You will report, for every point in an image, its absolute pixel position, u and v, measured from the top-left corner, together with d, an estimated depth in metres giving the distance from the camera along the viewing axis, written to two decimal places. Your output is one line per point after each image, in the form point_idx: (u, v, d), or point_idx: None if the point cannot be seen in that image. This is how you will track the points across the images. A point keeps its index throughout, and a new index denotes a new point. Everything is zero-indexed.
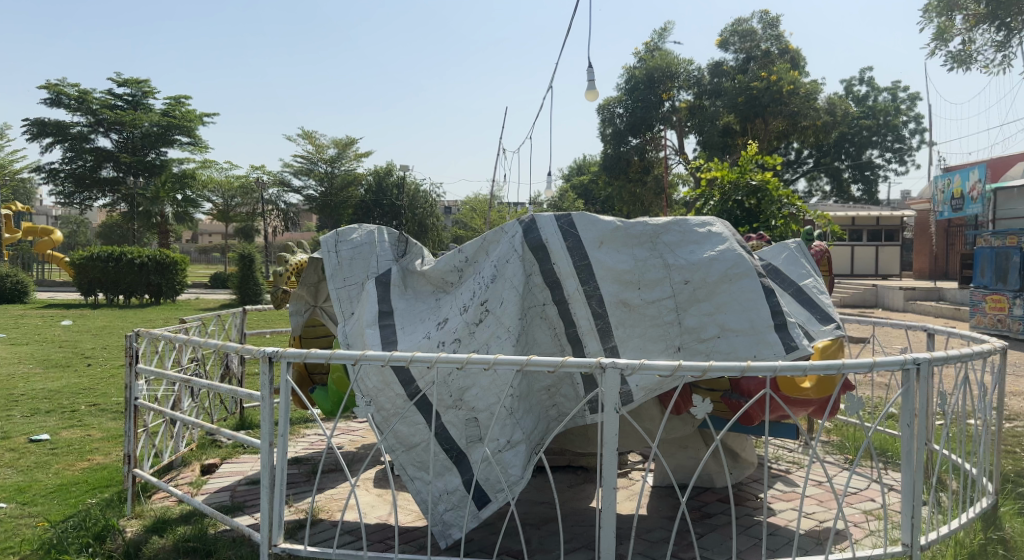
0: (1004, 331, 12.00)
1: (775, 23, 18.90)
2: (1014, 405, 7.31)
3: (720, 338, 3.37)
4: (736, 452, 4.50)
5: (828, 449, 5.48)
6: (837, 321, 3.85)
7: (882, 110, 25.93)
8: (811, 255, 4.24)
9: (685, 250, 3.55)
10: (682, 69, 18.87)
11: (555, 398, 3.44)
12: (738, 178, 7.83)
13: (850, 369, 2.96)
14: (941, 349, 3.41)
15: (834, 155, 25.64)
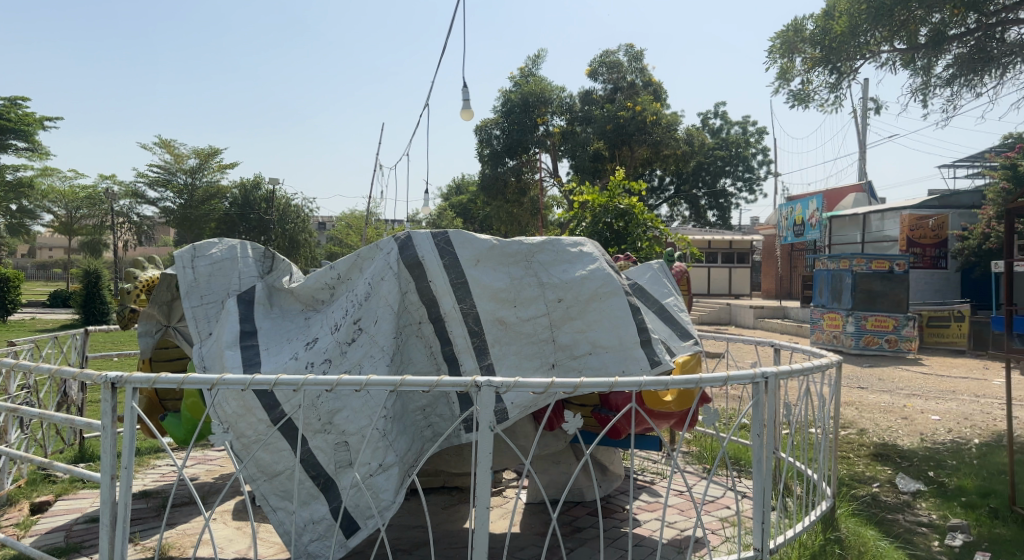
0: (839, 346, 13.20)
1: (640, 56, 19.98)
2: (847, 414, 8.04)
3: (592, 354, 3.47)
4: (605, 465, 4.65)
5: (687, 459, 5.77)
6: (695, 337, 4.07)
7: (735, 142, 27.92)
8: (672, 276, 4.48)
9: (559, 268, 3.63)
10: (554, 95, 19.48)
11: (430, 417, 3.40)
12: (608, 202, 8.12)
13: (707, 383, 3.11)
14: (786, 363, 3.68)
15: (692, 183, 27.39)
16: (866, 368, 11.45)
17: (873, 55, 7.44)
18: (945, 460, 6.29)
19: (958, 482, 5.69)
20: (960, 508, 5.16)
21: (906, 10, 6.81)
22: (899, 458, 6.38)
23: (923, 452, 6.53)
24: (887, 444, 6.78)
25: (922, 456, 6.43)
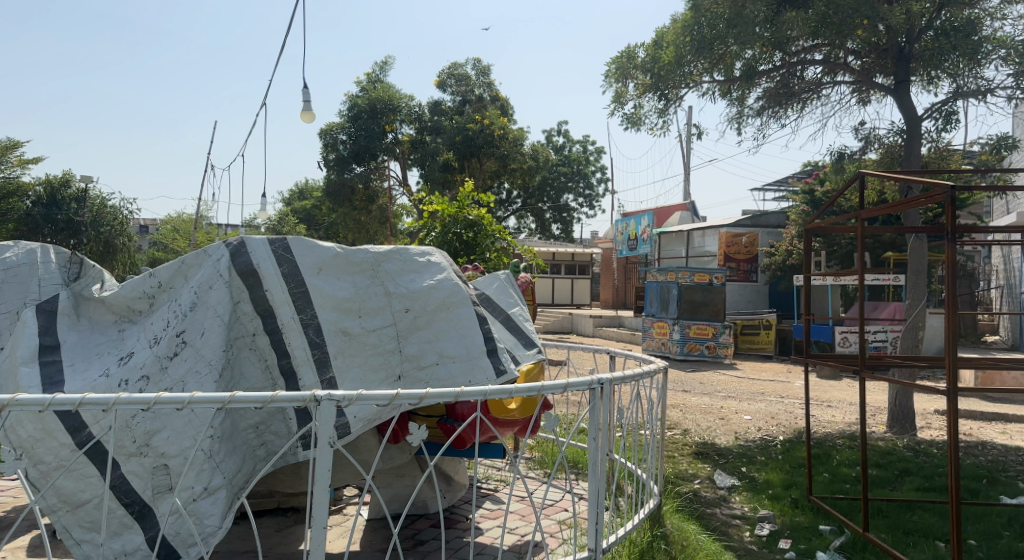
0: (666, 352, 14.13)
1: (487, 71, 20.37)
2: (675, 415, 8.64)
3: (439, 365, 3.44)
4: (449, 476, 4.64)
5: (530, 465, 5.91)
6: (539, 346, 4.18)
7: (576, 159, 29.20)
8: (518, 286, 4.58)
9: (406, 278, 3.60)
10: (403, 103, 19.33)
11: (264, 435, 3.22)
12: (457, 212, 8.14)
13: (549, 390, 3.19)
14: (620, 370, 3.88)
15: (538, 197, 28.26)
16: (691, 372, 12.37)
17: (696, 84, 8.09)
18: (755, 456, 6.93)
19: (766, 475, 6.29)
20: (768, 500, 5.71)
21: (724, 44, 7.48)
22: (717, 456, 6.96)
23: (738, 449, 7.17)
24: (707, 443, 7.36)
25: (736, 453, 7.05)
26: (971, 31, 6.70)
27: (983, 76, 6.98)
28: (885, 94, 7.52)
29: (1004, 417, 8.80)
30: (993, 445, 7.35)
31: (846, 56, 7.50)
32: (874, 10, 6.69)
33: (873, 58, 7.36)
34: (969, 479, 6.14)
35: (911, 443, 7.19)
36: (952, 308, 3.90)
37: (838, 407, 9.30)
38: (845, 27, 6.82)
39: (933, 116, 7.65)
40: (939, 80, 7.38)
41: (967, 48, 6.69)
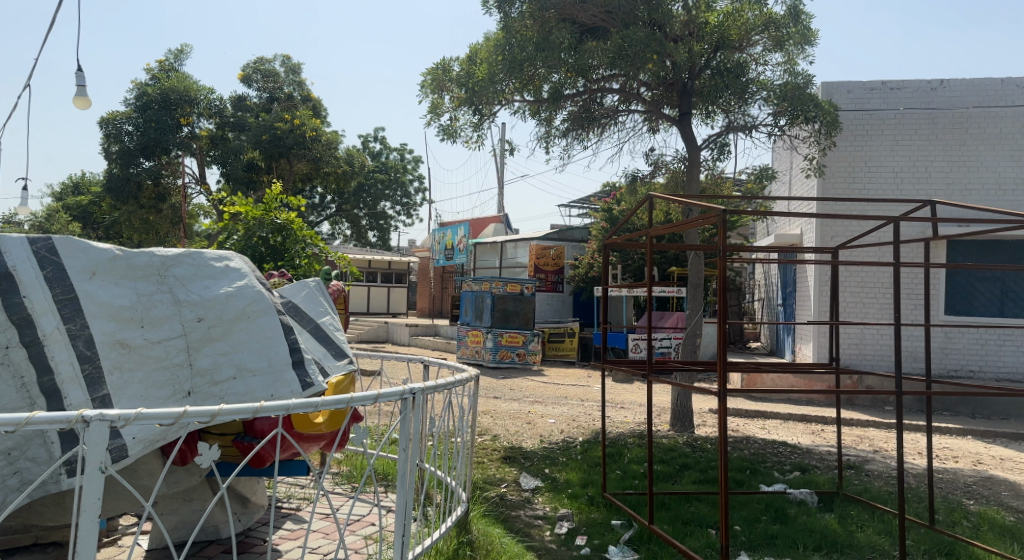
0: (479, 360, 14.44)
1: (297, 69, 19.61)
2: (485, 422, 8.85)
3: (236, 379, 3.22)
4: (246, 497, 4.37)
5: (336, 480, 5.73)
6: (349, 357, 4.08)
7: (393, 167, 28.93)
8: (329, 294, 4.43)
9: (199, 284, 3.38)
10: (201, 96, 17.90)
11: (18, 462, 2.82)
12: (263, 215, 7.71)
13: (358, 402, 3.11)
14: (432, 379, 3.90)
15: (353, 203, 27.64)
16: (502, 379, 12.75)
17: (507, 102, 8.37)
18: (558, 457, 7.29)
19: (566, 476, 6.64)
20: (567, 499, 6.03)
21: (533, 66, 7.84)
22: (522, 459, 7.22)
23: (542, 451, 7.49)
24: (514, 447, 7.63)
25: (540, 455, 7.36)
26: (739, 73, 7.67)
27: (749, 113, 7.97)
28: (671, 124, 8.27)
29: (764, 414, 10.07)
30: (755, 439, 8.38)
31: (639, 87, 8.19)
32: (662, 46, 7.42)
33: (661, 91, 8.11)
34: (736, 470, 6.94)
35: (690, 440, 7.98)
36: (722, 317, 4.35)
37: (631, 408, 10.07)
38: (637, 60, 7.47)
39: (710, 147, 8.59)
40: (715, 115, 8.29)
41: (737, 87, 7.66)
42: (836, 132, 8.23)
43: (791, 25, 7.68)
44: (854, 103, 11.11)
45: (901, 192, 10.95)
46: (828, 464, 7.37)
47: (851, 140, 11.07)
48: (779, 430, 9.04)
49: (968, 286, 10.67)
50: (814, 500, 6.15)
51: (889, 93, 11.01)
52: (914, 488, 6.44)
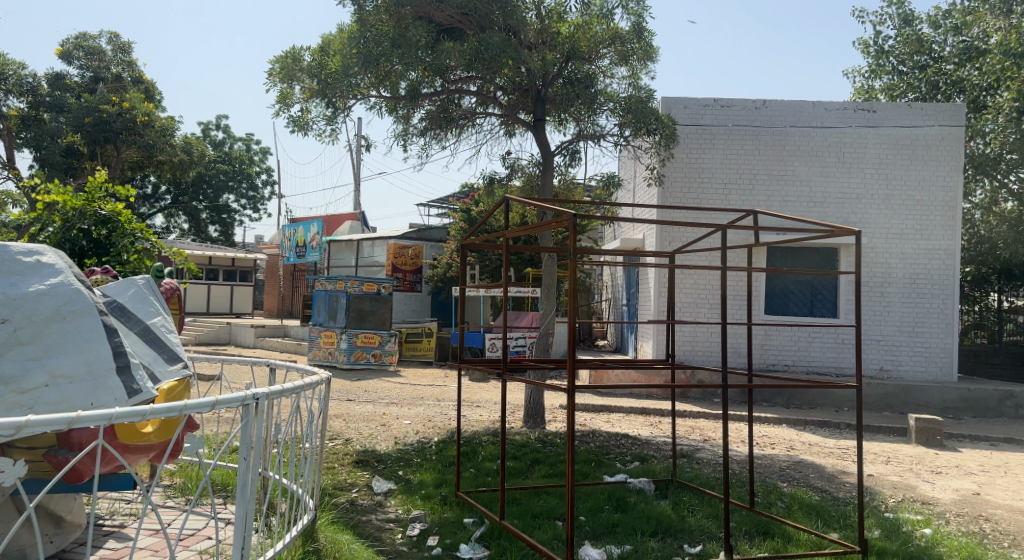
0: (333, 361, 13.96)
1: (127, 48, 18.03)
2: (335, 425, 8.60)
3: (48, 386, 2.88)
4: (60, 516, 3.96)
5: (168, 493, 5.33)
6: (184, 360, 3.79)
7: (238, 157, 27.27)
8: (161, 294, 4.13)
9: (4, 281, 3.08)
10: (11, 71, 16.05)
11: None
12: (85, 206, 7.02)
13: (193, 409, 2.90)
14: (278, 383, 3.73)
15: (192, 195, 26.03)
16: (355, 381, 12.45)
17: (362, 96, 8.18)
18: (411, 459, 7.24)
19: (419, 477, 6.62)
20: (419, 500, 6.00)
21: (388, 62, 7.71)
22: (375, 462, 7.10)
23: (396, 453, 7.40)
24: (366, 451, 7.47)
25: (394, 457, 7.28)
26: (588, 83, 8.00)
27: (598, 123, 8.35)
28: (526, 129, 8.46)
29: (609, 408, 10.59)
30: (601, 433, 8.79)
31: (495, 91, 8.31)
32: (517, 52, 7.61)
33: (517, 96, 8.30)
34: (582, 463, 7.24)
35: (541, 435, 8.22)
36: (573, 318, 4.46)
37: (485, 407, 10.22)
38: (493, 64, 7.62)
39: (562, 153, 8.90)
40: (567, 123, 8.58)
41: (587, 97, 7.98)
42: (674, 144, 8.85)
43: (635, 41, 8.14)
44: (690, 118, 11.94)
45: (730, 202, 11.94)
46: (665, 454, 7.89)
47: (687, 152, 11.90)
48: (623, 423, 9.56)
49: (785, 289, 11.84)
50: (652, 488, 6.56)
51: (719, 110, 11.94)
52: (737, 473, 7.06)
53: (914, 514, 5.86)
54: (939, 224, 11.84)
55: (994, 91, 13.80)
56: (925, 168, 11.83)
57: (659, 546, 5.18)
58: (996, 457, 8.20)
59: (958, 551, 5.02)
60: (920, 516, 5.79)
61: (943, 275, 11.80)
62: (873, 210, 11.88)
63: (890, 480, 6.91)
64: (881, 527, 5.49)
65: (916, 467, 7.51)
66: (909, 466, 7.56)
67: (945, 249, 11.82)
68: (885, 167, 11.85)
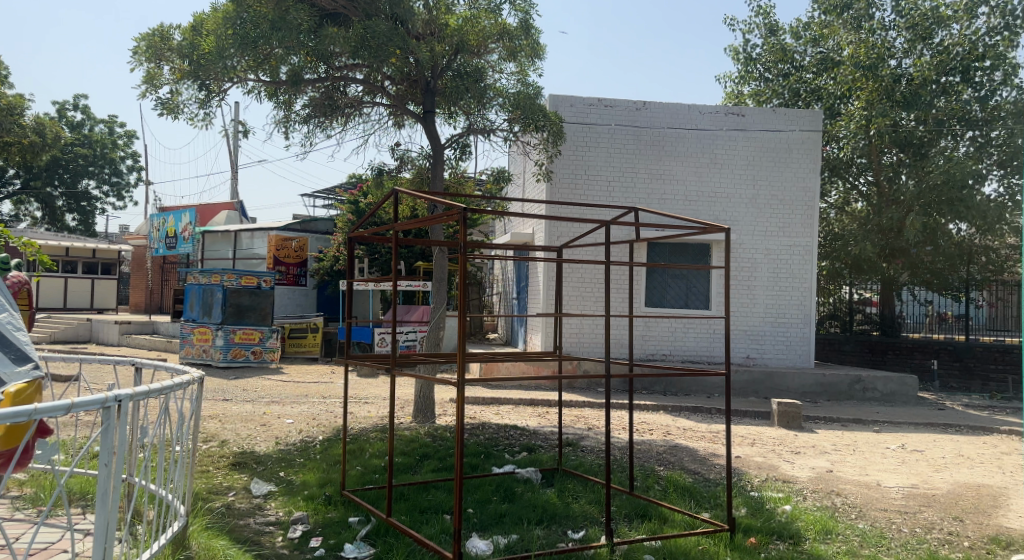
0: (207, 359, 13.24)
1: None
2: (211, 426, 8.18)
3: None
4: None
5: (17, 505, 4.88)
6: (34, 361, 3.48)
7: (99, 140, 25.13)
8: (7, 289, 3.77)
9: None
10: None
11: None
12: None
13: (41, 415, 2.66)
14: (145, 383, 3.50)
15: (46, 180, 24.22)
16: (233, 380, 11.90)
17: (240, 80, 7.81)
18: (293, 459, 7.01)
19: (302, 477, 6.42)
20: (302, 500, 5.81)
21: (268, 45, 7.39)
22: (255, 463, 6.82)
23: (277, 454, 7.14)
24: (245, 452, 7.16)
25: (275, 458, 7.02)
26: (478, 78, 8.07)
27: (487, 117, 8.35)
28: (415, 121, 8.36)
29: (498, 400, 10.69)
30: (489, 425, 8.86)
31: (383, 80, 8.17)
32: (404, 42, 7.51)
33: (405, 87, 8.20)
34: (470, 456, 7.27)
35: (430, 430, 8.18)
36: (462, 309, 4.42)
37: (374, 402, 10.05)
38: (380, 53, 7.46)
39: (452, 146, 8.87)
40: (456, 116, 8.57)
41: (476, 91, 8.03)
42: (561, 142, 9.03)
43: (523, 38, 8.22)
44: (576, 116, 12.23)
45: (614, 198, 12.35)
46: (551, 443, 8.07)
47: (573, 149, 12.19)
48: (511, 415, 9.69)
49: (663, 282, 12.40)
50: (539, 477, 6.68)
51: (604, 109, 12.30)
52: (619, 460, 7.33)
53: (776, 492, 6.31)
54: (799, 222, 12.75)
55: (847, 100, 15.03)
56: (787, 169, 12.71)
57: (544, 534, 5.30)
58: (846, 437, 8.97)
59: (813, 524, 5.45)
60: (781, 494, 6.24)
61: (802, 269, 12.72)
62: (742, 207, 12.64)
63: (755, 461, 7.41)
64: (747, 505, 5.87)
65: (778, 448, 8.09)
66: (772, 447, 8.14)
67: (805, 245, 12.75)
68: (754, 168, 12.64)
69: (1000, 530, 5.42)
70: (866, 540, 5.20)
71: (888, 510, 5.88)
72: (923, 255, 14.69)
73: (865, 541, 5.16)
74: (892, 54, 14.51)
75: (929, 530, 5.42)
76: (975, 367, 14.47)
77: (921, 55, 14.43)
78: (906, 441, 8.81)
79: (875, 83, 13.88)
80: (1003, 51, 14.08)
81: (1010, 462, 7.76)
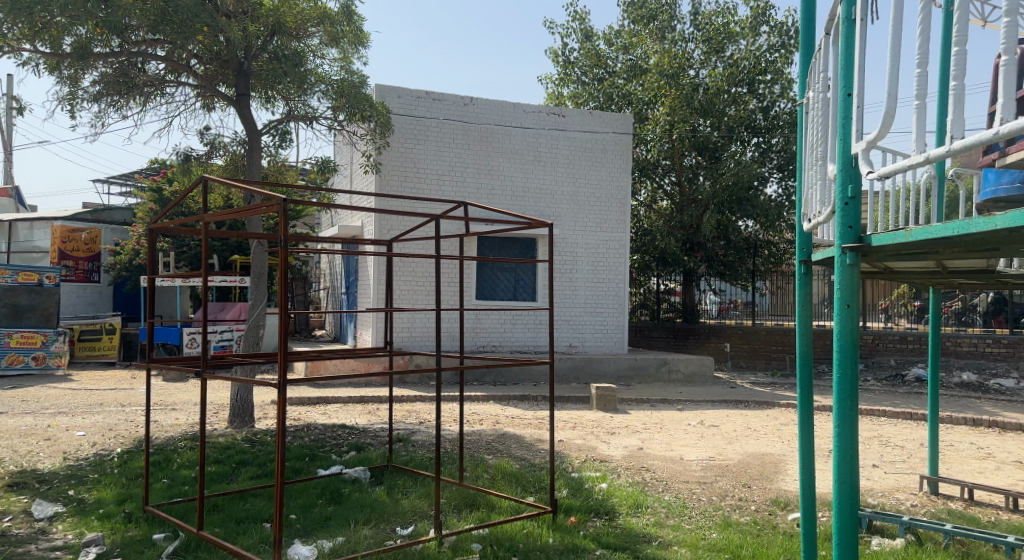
0: None
1: None
2: None
3: None
4: None
5: None
6: None
7: None
8: None
9: None
10: None
11: None
12: None
13: None
14: None
15: None
16: (10, 390, 10.46)
17: (12, 50, 6.86)
18: (86, 475, 6.30)
19: (97, 495, 5.79)
20: (96, 521, 5.23)
21: (47, 12, 6.53)
22: (37, 483, 6.03)
23: (65, 471, 6.38)
24: (25, 471, 6.32)
25: (63, 476, 6.26)
26: (297, 62, 7.62)
27: (309, 104, 8.01)
28: (228, 104, 7.82)
29: (324, 400, 10.34)
30: (314, 425, 8.54)
31: (189, 59, 7.55)
32: (213, 20, 7.00)
33: (214, 67, 7.64)
34: (294, 459, 6.96)
35: (249, 435, 7.72)
36: (283, 307, 4.12)
37: (182, 409, 9.29)
38: (183, 29, 6.87)
39: (271, 133, 8.40)
40: (274, 101, 8.13)
41: (296, 75, 7.60)
42: (387, 134, 8.83)
43: (344, 23, 7.94)
44: (403, 107, 12.06)
45: (443, 192, 12.37)
46: (380, 440, 7.94)
47: (402, 142, 12.05)
48: (339, 414, 9.41)
49: (492, 275, 12.64)
50: (367, 476, 6.54)
51: (431, 103, 12.24)
52: (448, 451, 7.38)
53: (594, 471, 6.68)
54: (614, 218, 13.54)
55: (653, 106, 16.06)
56: (603, 168, 13.45)
57: (371, 533, 5.19)
58: (655, 416, 9.70)
59: (625, 499, 5.82)
60: (598, 474, 6.62)
61: (618, 262, 13.56)
62: (564, 204, 13.21)
63: (575, 444, 7.79)
64: (568, 487, 6.15)
65: (595, 430, 8.57)
66: (590, 430, 8.61)
67: (620, 239, 13.58)
68: (574, 166, 13.25)
69: (780, 492, 6.12)
70: (671, 510, 5.66)
71: (690, 482, 6.43)
72: (717, 249, 16.20)
73: (670, 512, 5.61)
74: (691, 64, 15.84)
75: (724, 498, 6.00)
76: (759, 349, 15.95)
77: (715, 67, 15.88)
78: (705, 417, 9.70)
79: (676, 91, 15.23)
80: (782, 67, 15.89)
81: (786, 431, 8.82)
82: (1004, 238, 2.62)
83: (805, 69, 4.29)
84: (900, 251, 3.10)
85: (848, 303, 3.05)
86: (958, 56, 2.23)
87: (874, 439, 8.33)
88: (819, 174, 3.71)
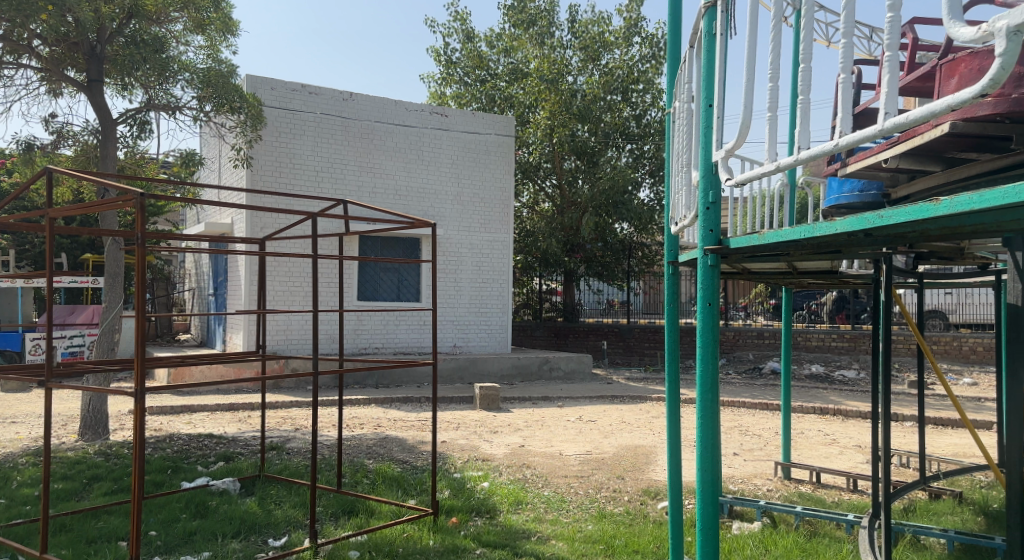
0: None
1: None
2: None
3: None
4: None
5: None
6: None
7: None
8: None
9: None
10: None
11: None
12: None
13: None
14: None
15: None
16: None
17: None
18: None
19: None
20: None
21: None
22: None
23: None
24: None
25: None
26: (157, 48, 7.16)
27: (171, 93, 7.52)
28: (77, 89, 7.20)
29: (189, 408, 9.74)
30: (178, 436, 8.02)
31: (31, 39, 6.90)
32: None
33: (61, 49, 7.01)
34: (154, 472, 6.49)
35: (103, 448, 7.14)
36: (140, 311, 3.81)
37: (24, 422, 8.45)
38: (23, 7, 6.32)
39: (128, 123, 7.82)
40: (131, 88, 7.57)
41: (155, 62, 7.14)
42: (259, 126, 8.44)
43: (211, 9, 7.53)
44: (277, 100, 11.58)
45: (321, 190, 12.01)
46: (252, 449, 7.58)
47: (277, 135, 11.58)
48: (206, 423, 8.90)
49: (374, 275, 12.42)
50: (236, 487, 6.22)
51: (307, 96, 11.84)
52: (326, 458, 7.15)
53: (475, 471, 6.70)
54: (497, 219, 13.68)
55: (534, 109, 16.37)
56: (486, 169, 13.55)
57: (240, 545, 4.93)
58: (535, 413, 9.88)
59: (506, 497, 5.89)
60: (479, 472, 6.65)
61: (501, 262, 13.71)
62: (447, 204, 13.18)
63: (458, 444, 7.79)
64: (449, 487, 6.13)
65: (478, 430, 8.60)
66: (473, 429, 8.64)
67: (502, 240, 13.74)
68: (457, 167, 13.26)
69: (650, 482, 6.41)
70: (550, 505, 5.78)
71: (568, 477, 6.59)
72: (596, 250, 16.74)
73: (548, 507, 5.73)
74: (569, 71, 16.30)
75: (599, 490, 6.21)
76: (635, 345, 16.85)
77: (592, 74, 16.43)
78: (583, 413, 9.99)
79: (556, 96, 15.58)
80: (653, 77, 16.72)
81: (657, 424, 9.25)
82: (845, 241, 2.85)
83: (672, 80, 4.50)
84: (756, 253, 3.31)
85: (710, 302, 3.21)
86: (804, 73, 2.41)
87: (734, 428, 8.91)
88: (683, 180, 3.90)
